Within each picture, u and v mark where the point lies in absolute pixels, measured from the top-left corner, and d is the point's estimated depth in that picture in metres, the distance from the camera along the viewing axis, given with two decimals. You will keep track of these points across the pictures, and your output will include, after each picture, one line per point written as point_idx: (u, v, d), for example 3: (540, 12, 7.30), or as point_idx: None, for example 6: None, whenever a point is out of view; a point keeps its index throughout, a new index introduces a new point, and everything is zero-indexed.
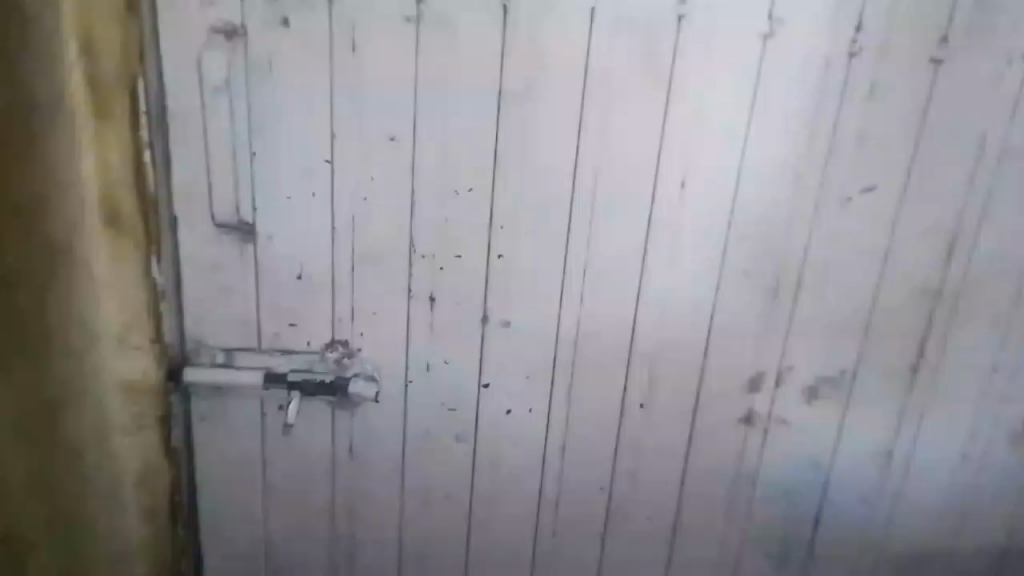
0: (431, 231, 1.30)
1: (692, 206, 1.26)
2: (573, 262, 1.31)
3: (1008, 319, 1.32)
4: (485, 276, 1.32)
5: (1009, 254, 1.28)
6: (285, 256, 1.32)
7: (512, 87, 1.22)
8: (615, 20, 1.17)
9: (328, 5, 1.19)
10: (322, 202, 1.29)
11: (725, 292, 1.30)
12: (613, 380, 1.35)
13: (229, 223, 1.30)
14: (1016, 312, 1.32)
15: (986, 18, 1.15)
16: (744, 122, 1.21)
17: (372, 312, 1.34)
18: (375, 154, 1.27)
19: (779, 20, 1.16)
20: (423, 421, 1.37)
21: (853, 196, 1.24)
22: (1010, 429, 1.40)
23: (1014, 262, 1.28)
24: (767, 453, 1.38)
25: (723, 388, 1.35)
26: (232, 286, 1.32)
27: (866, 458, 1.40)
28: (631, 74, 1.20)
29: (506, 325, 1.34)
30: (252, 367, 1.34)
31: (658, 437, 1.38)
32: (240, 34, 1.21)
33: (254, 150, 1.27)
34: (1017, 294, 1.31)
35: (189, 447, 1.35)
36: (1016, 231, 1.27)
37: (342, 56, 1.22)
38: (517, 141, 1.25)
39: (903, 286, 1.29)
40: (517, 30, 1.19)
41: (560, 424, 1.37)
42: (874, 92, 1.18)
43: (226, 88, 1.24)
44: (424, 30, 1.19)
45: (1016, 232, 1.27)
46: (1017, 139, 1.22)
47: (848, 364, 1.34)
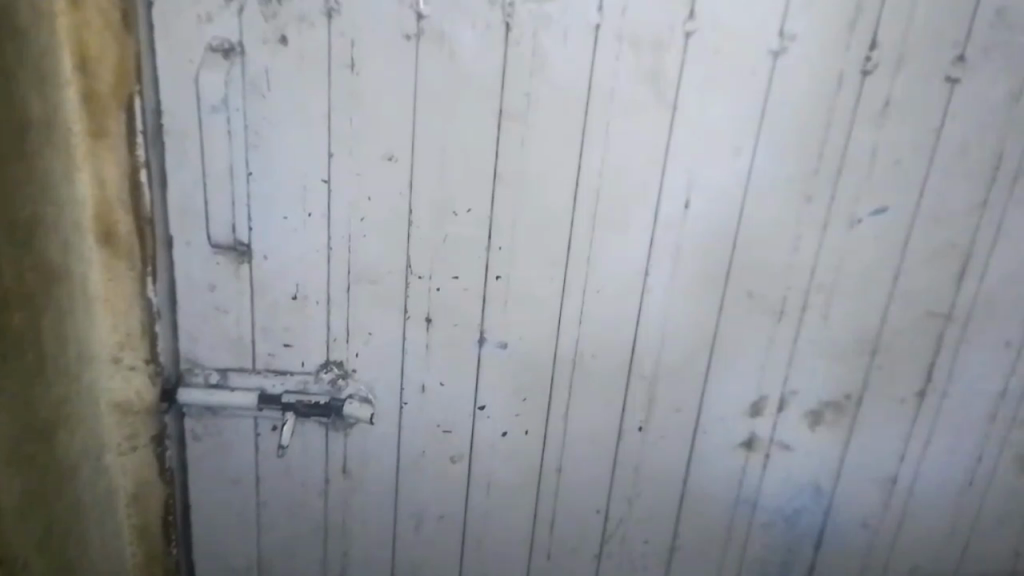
0: (427, 253, 1.20)
1: (695, 225, 1.16)
2: (573, 282, 1.20)
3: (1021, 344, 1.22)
4: (483, 297, 1.22)
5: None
6: (280, 276, 1.22)
7: (510, 103, 1.11)
8: (618, 36, 1.06)
9: (328, 20, 1.08)
10: (320, 223, 1.19)
11: (727, 315, 1.21)
12: (612, 407, 1.28)
13: (223, 245, 1.20)
14: None
15: (1005, 33, 1.04)
16: (750, 142, 1.10)
17: (367, 334, 1.25)
18: (373, 173, 1.16)
19: (790, 35, 1.05)
20: (418, 442, 1.32)
21: (862, 218, 1.14)
22: (1017, 457, 1.30)
23: None
24: (765, 479, 1.31)
25: (724, 412, 1.27)
26: (226, 305, 1.24)
27: (871, 485, 1.31)
28: (636, 91, 1.09)
29: (506, 347, 1.25)
30: (250, 388, 1.28)
31: (657, 460, 1.31)
32: (238, 52, 1.10)
33: (251, 172, 1.16)
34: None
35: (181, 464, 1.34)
36: None
37: (341, 74, 1.11)
38: (514, 160, 1.14)
39: (910, 310, 1.19)
40: (519, 45, 1.07)
41: (557, 446, 1.31)
42: (885, 113, 1.08)
43: (223, 107, 1.13)
44: (424, 48, 1.09)
45: None
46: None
47: (854, 391, 1.25)
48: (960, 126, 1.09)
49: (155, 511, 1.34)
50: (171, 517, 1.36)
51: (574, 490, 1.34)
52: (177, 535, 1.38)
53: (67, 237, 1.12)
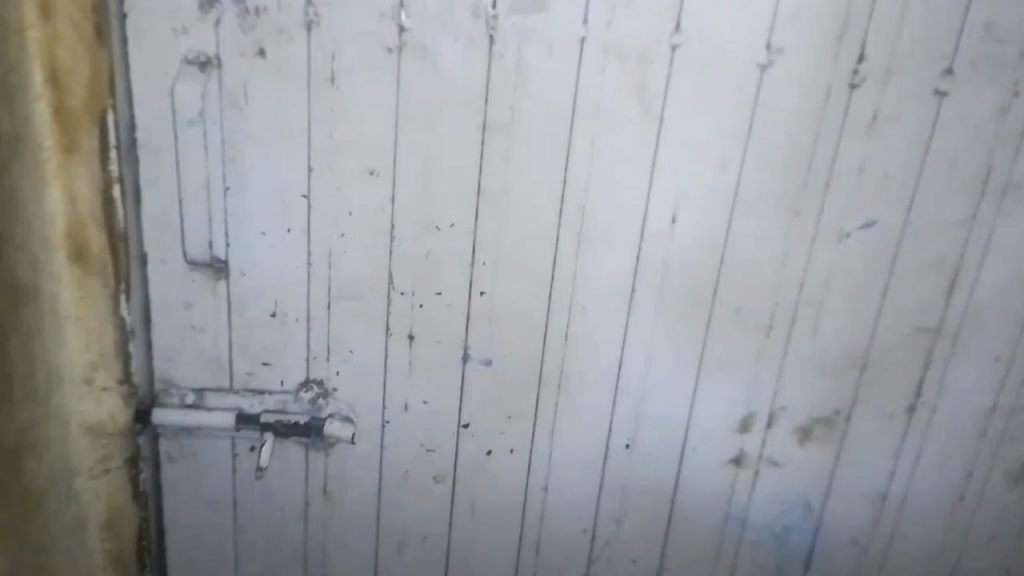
0: (410, 269, 1.17)
1: (682, 240, 1.14)
2: (558, 298, 1.18)
3: (1011, 358, 1.20)
4: (467, 314, 1.20)
5: (1012, 293, 1.16)
6: (259, 294, 1.19)
7: (494, 117, 1.08)
8: (603, 49, 1.04)
9: (308, 33, 1.06)
10: (299, 239, 1.16)
11: (715, 330, 1.19)
12: (598, 424, 1.26)
13: (200, 262, 1.17)
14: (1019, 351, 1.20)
15: (993, 46, 1.04)
16: (738, 156, 1.09)
17: (348, 352, 1.22)
18: (353, 188, 1.13)
19: (777, 48, 1.04)
20: (401, 461, 1.29)
21: (851, 232, 1.13)
22: (1007, 473, 1.28)
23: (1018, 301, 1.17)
24: (754, 496, 1.29)
25: (712, 428, 1.25)
26: (203, 324, 1.21)
27: (861, 502, 1.29)
28: (622, 104, 1.07)
29: (491, 364, 1.22)
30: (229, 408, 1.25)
31: (645, 478, 1.29)
32: (215, 66, 1.08)
33: (229, 187, 1.13)
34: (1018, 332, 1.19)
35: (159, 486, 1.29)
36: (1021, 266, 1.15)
37: (321, 87, 1.08)
38: (499, 175, 1.11)
39: (899, 325, 1.18)
40: (504, 58, 1.05)
41: (542, 464, 1.28)
42: (874, 126, 1.07)
43: (200, 122, 1.10)
44: (406, 61, 1.06)
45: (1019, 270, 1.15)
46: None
47: (843, 407, 1.23)
48: (948, 140, 1.08)
49: (128, 536, 1.30)
50: (144, 542, 1.32)
51: (559, 509, 1.31)
52: (150, 560, 1.34)
53: (36, 256, 1.06)
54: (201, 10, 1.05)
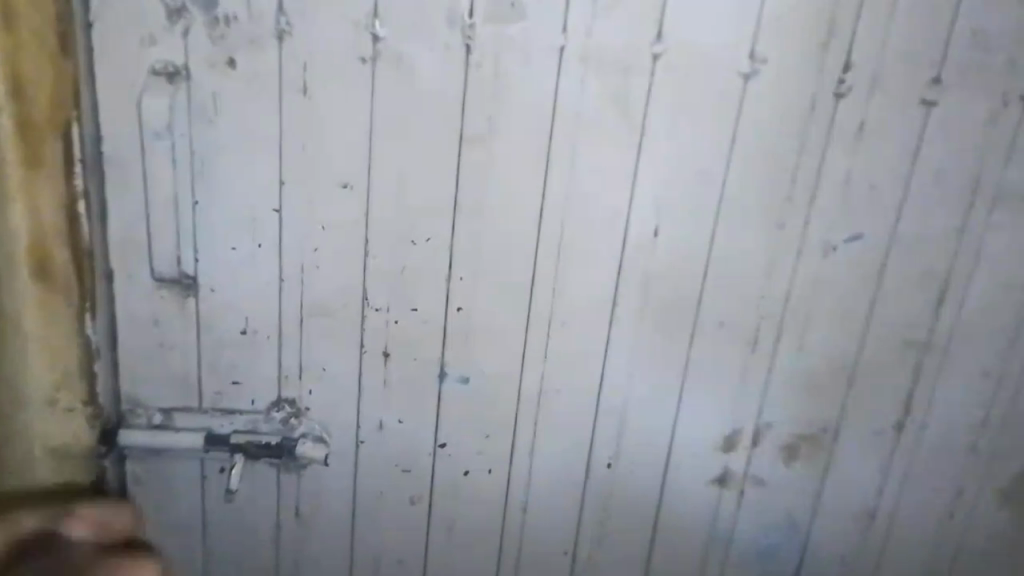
0: (385, 284, 1.14)
1: (665, 254, 1.11)
2: (538, 313, 1.15)
3: (1000, 374, 1.18)
4: (444, 330, 1.16)
5: (1002, 306, 1.14)
6: (228, 310, 1.15)
7: (472, 128, 1.05)
8: (583, 58, 1.02)
9: (279, 42, 1.02)
10: (271, 254, 1.12)
11: (698, 345, 1.16)
12: (580, 443, 1.22)
13: (167, 278, 1.13)
14: (1008, 366, 1.17)
15: (981, 55, 1.02)
16: (721, 167, 1.07)
17: (321, 369, 1.19)
18: (327, 201, 1.10)
19: (761, 58, 1.01)
20: (377, 482, 1.25)
21: (837, 246, 1.10)
22: (997, 492, 1.25)
23: (1007, 315, 1.14)
24: (739, 516, 1.26)
25: (696, 446, 1.22)
26: (171, 342, 1.17)
27: (848, 521, 1.26)
28: (603, 114, 1.04)
29: (469, 383, 1.19)
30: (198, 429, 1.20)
31: (627, 497, 1.26)
32: (183, 76, 1.04)
33: (197, 201, 1.10)
34: (1009, 347, 1.16)
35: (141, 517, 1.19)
36: (1010, 279, 1.12)
37: (292, 98, 1.05)
38: (476, 187, 1.08)
39: (886, 340, 1.15)
40: (481, 67, 1.02)
41: (522, 484, 1.25)
42: (860, 137, 1.05)
43: (167, 134, 1.06)
44: (380, 70, 1.03)
45: (1008, 283, 1.13)
46: (1014, 185, 1.08)
47: (830, 425, 1.20)
48: (936, 151, 1.06)
49: None
50: None
51: (540, 530, 1.28)
52: None
53: None
54: (168, 19, 1.01)
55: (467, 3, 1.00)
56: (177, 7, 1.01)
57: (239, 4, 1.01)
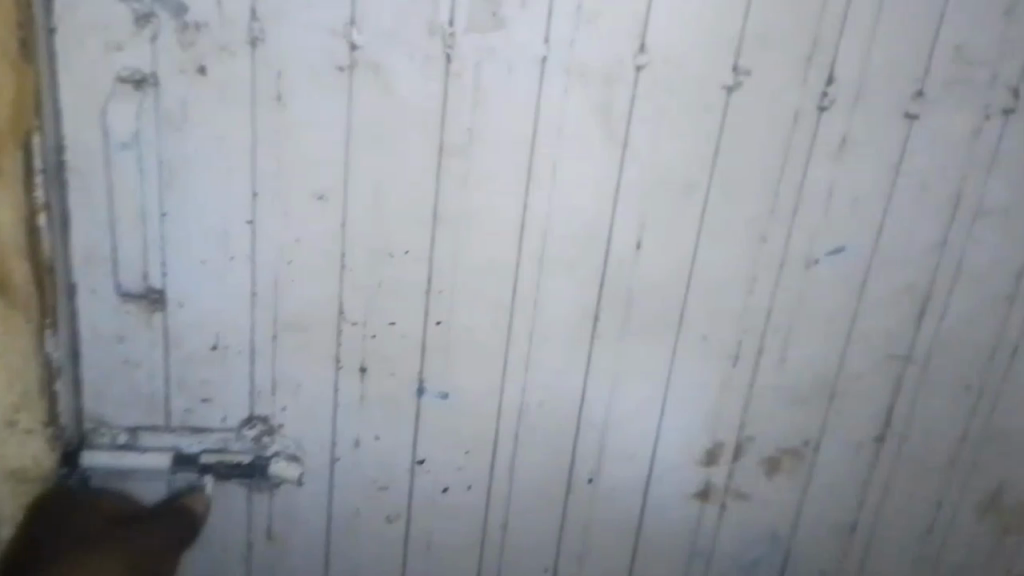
0: (362, 298, 1.11)
1: (647, 266, 1.10)
2: (519, 327, 1.13)
3: (982, 387, 1.18)
4: (423, 345, 1.14)
5: (982, 319, 1.14)
6: (198, 326, 1.12)
7: (452, 140, 1.03)
8: (566, 69, 1.00)
9: (252, 50, 0.99)
10: (243, 267, 1.09)
11: (680, 358, 1.15)
12: (561, 458, 1.20)
13: (133, 292, 1.09)
14: (990, 379, 1.17)
15: (964, 68, 1.02)
16: (705, 179, 1.06)
17: (295, 386, 1.15)
18: (302, 214, 1.07)
19: (744, 70, 1.01)
20: (352, 501, 1.21)
21: (820, 258, 1.10)
22: (978, 505, 1.25)
23: (988, 328, 1.14)
24: (721, 529, 1.25)
25: (679, 460, 1.21)
26: (137, 358, 1.13)
27: (829, 534, 1.26)
28: (586, 125, 1.03)
29: (448, 398, 1.17)
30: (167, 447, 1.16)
31: (608, 513, 1.24)
32: (151, 84, 1.00)
33: (165, 212, 1.06)
34: (990, 360, 1.16)
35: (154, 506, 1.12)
36: (991, 292, 1.13)
37: (266, 107, 1.02)
38: (456, 199, 1.06)
39: (867, 352, 1.15)
40: (461, 77, 1.00)
41: (502, 501, 1.23)
42: (843, 150, 1.05)
43: (134, 144, 1.03)
44: (358, 80, 1.01)
45: (990, 296, 1.13)
46: (996, 198, 1.08)
47: (812, 437, 1.20)
48: (918, 164, 1.06)
49: None
50: None
51: (520, 547, 1.25)
52: None
53: None
54: (135, 25, 0.98)
55: (447, 11, 0.98)
56: (145, 13, 0.97)
57: (211, 10, 0.98)
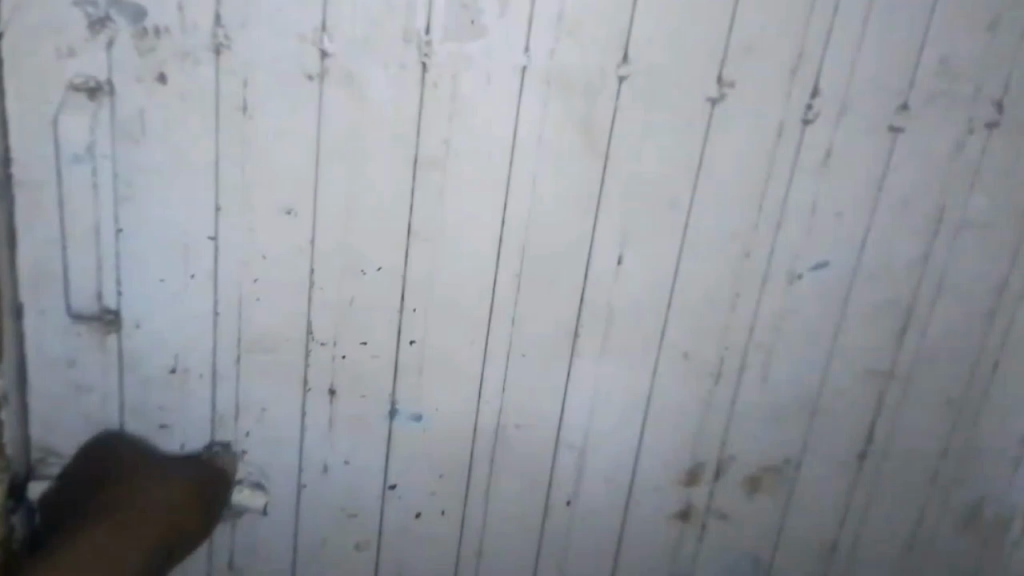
0: (333, 317, 1.06)
1: (628, 282, 1.07)
2: (496, 345, 1.09)
3: (963, 402, 1.17)
4: (396, 365, 1.09)
5: (963, 334, 1.13)
6: (156, 347, 1.06)
7: (428, 152, 0.99)
8: (546, 80, 0.97)
9: (216, 57, 0.94)
10: (204, 285, 1.03)
11: (662, 376, 1.12)
12: (539, 480, 1.17)
13: (86, 314, 1.03)
14: (970, 394, 1.17)
15: (947, 82, 1.01)
16: (687, 193, 1.03)
17: (261, 410, 1.10)
18: (269, 229, 1.02)
19: (728, 81, 0.99)
20: (320, 529, 1.16)
21: (802, 274, 1.08)
22: (958, 522, 1.24)
23: (969, 343, 1.14)
24: (700, 551, 1.22)
25: (659, 481, 1.18)
26: (90, 383, 1.07)
27: (809, 553, 1.24)
28: (567, 137, 1.00)
29: (421, 420, 1.12)
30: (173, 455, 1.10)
31: (587, 536, 1.20)
32: (106, 92, 0.95)
33: (121, 229, 1.00)
34: (970, 375, 1.16)
35: (156, 495, 1.03)
36: (971, 307, 1.12)
37: (231, 117, 0.97)
38: (431, 213, 1.02)
39: (848, 368, 1.14)
40: (438, 87, 0.97)
41: (477, 526, 1.18)
42: (825, 164, 1.04)
43: (88, 156, 0.97)
44: (329, 89, 0.96)
45: (971, 311, 1.12)
46: (977, 213, 1.08)
47: (793, 455, 1.18)
48: (900, 177, 1.05)
49: None
50: None
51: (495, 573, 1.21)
52: None
53: None
54: (90, 30, 0.92)
55: (423, 18, 0.94)
56: (101, 17, 0.92)
57: (173, 15, 0.93)
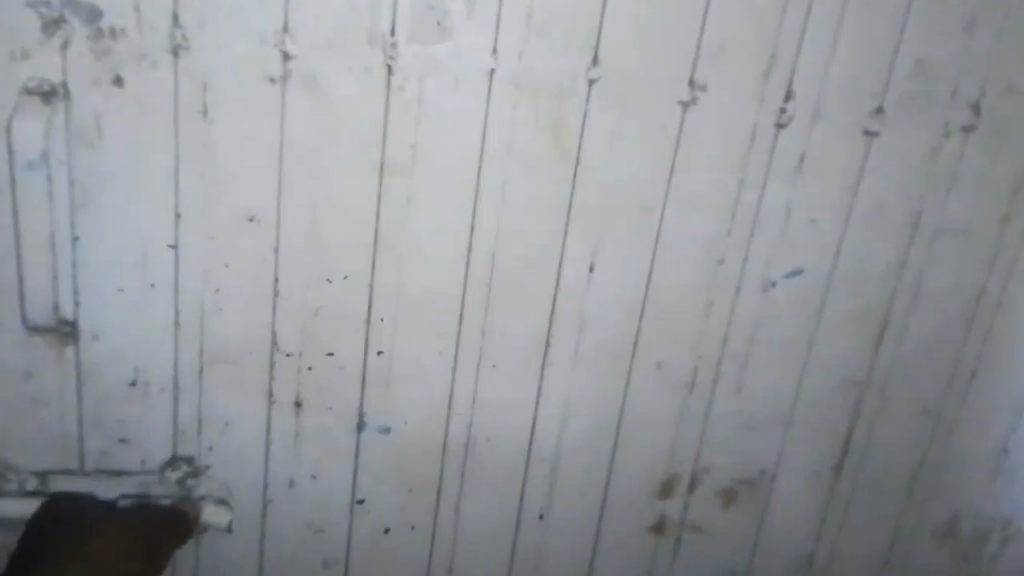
0: (297, 327, 1.03)
1: (600, 290, 1.05)
2: (466, 355, 1.06)
3: (940, 411, 1.16)
4: (363, 376, 1.06)
5: (940, 342, 1.12)
6: (114, 360, 1.02)
7: (394, 157, 0.97)
8: (516, 83, 0.95)
9: (175, 59, 0.91)
10: (165, 295, 1.00)
11: (636, 386, 1.10)
12: (511, 494, 1.14)
13: (41, 326, 0.99)
14: (948, 403, 1.15)
15: (921, 86, 1.00)
16: (660, 200, 1.01)
17: (223, 423, 1.06)
18: (231, 236, 0.99)
19: (700, 85, 0.97)
20: (286, 545, 1.13)
21: (777, 281, 1.07)
22: (937, 532, 1.22)
23: (946, 351, 1.13)
24: (677, 565, 1.20)
25: (634, 493, 1.15)
26: (45, 397, 1.03)
27: (786, 565, 1.22)
28: (538, 141, 0.98)
29: (390, 433, 1.09)
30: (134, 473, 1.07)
31: (561, 551, 1.18)
32: (61, 96, 0.91)
33: (78, 237, 0.97)
34: (948, 383, 1.14)
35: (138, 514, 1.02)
36: (948, 315, 1.11)
37: (191, 121, 0.94)
38: (399, 220, 1.00)
39: (825, 377, 1.12)
40: (405, 91, 0.94)
41: (448, 541, 1.15)
42: (800, 170, 1.02)
43: (42, 162, 0.93)
44: (292, 92, 0.94)
45: (947, 319, 1.11)
46: (953, 219, 1.06)
47: (769, 466, 1.16)
48: (875, 183, 1.04)
49: None
50: None
51: None
52: None
53: None
54: (43, 32, 0.89)
55: (389, 20, 0.92)
56: (54, 18, 0.88)
57: (129, 16, 0.89)
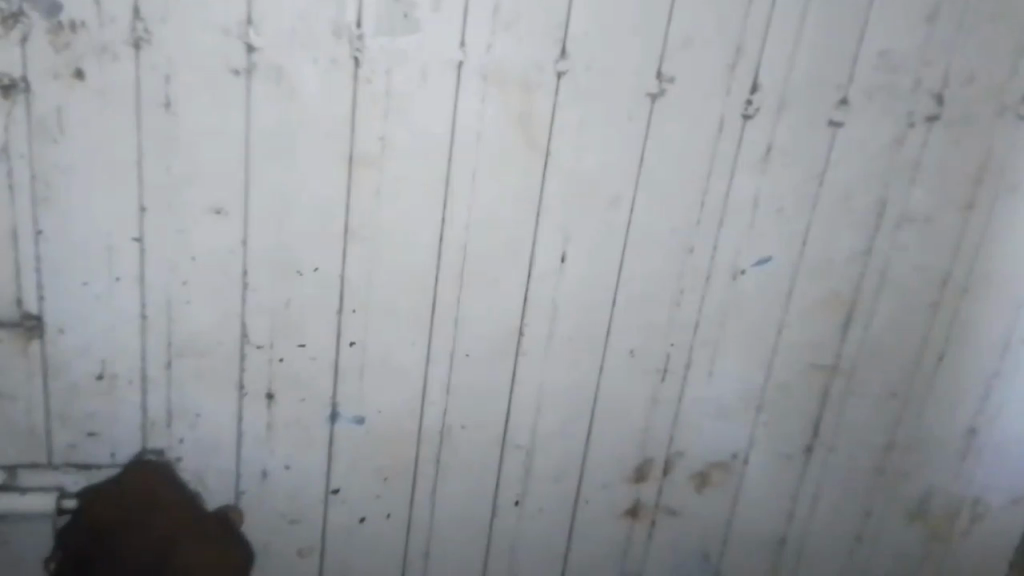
0: (267, 320, 1.02)
1: (571, 279, 1.05)
2: (438, 346, 1.06)
3: (907, 394, 1.17)
4: (335, 368, 1.06)
5: (906, 327, 1.14)
6: (81, 354, 1.01)
7: (363, 150, 0.96)
8: (484, 75, 0.94)
9: (137, 51, 0.90)
10: (131, 288, 0.99)
11: (608, 373, 1.11)
12: (485, 481, 1.14)
13: (5, 320, 0.98)
14: (914, 386, 1.17)
15: (886, 75, 1.01)
16: (630, 190, 1.02)
17: (194, 416, 1.06)
18: (198, 231, 0.98)
19: (668, 77, 0.97)
20: (260, 535, 1.13)
21: (746, 269, 1.07)
22: (906, 512, 1.24)
23: (912, 335, 1.14)
24: (651, 548, 1.21)
25: (607, 478, 1.17)
26: (11, 392, 1.01)
27: (758, 545, 1.24)
28: (507, 133, 0.97)
29: (364, 423, 1.09)
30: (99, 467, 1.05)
31: (535, 536, 1.19)
32: (21, 89, 0.89)
33: (41, 232, 0.95)
34: (915, 367, 1.16)
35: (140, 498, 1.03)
36: (914, 299, 1.12)
37: (153, 114, 0.92)
38: (368, 212, 0.99)
39: (794, 362, 1.14)
40: (372, 84, 0.93)
41: (423, 528, 1.16)
42: (768, 158, 1.02)
43: (4, 156, 0.92)
44: (257, 86, 0.92)
45: (913, 303, 1.13)
46: (918, 207, 1.08)
47: (740, 449, 1.17)
48: (842, 171, 1.04)
49: None
50: None
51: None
52: None
53: None
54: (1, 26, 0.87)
55: (354, 12, 0.91)
56: (14, 12, 0.87)
57: (89, 9, 0.88)
